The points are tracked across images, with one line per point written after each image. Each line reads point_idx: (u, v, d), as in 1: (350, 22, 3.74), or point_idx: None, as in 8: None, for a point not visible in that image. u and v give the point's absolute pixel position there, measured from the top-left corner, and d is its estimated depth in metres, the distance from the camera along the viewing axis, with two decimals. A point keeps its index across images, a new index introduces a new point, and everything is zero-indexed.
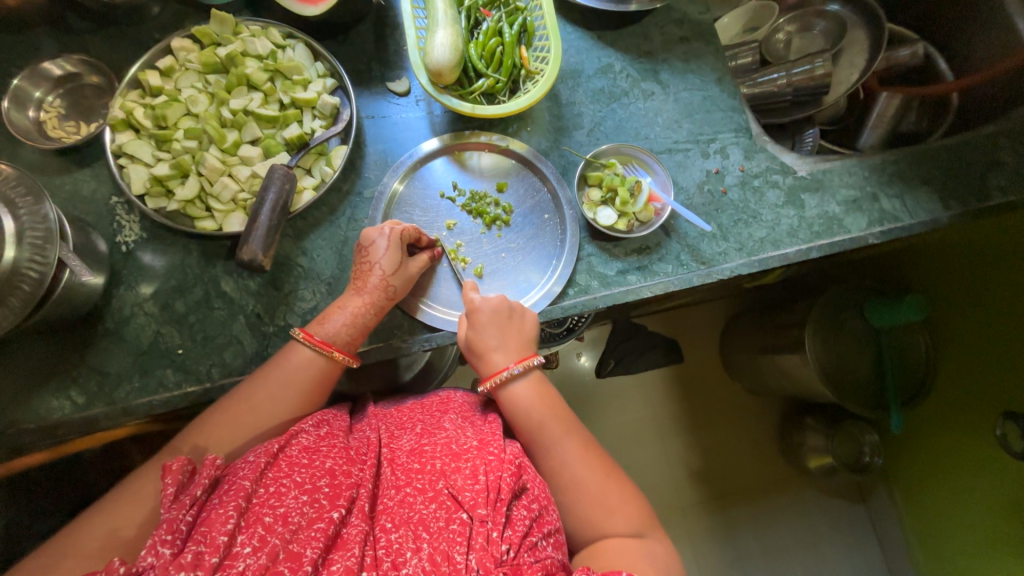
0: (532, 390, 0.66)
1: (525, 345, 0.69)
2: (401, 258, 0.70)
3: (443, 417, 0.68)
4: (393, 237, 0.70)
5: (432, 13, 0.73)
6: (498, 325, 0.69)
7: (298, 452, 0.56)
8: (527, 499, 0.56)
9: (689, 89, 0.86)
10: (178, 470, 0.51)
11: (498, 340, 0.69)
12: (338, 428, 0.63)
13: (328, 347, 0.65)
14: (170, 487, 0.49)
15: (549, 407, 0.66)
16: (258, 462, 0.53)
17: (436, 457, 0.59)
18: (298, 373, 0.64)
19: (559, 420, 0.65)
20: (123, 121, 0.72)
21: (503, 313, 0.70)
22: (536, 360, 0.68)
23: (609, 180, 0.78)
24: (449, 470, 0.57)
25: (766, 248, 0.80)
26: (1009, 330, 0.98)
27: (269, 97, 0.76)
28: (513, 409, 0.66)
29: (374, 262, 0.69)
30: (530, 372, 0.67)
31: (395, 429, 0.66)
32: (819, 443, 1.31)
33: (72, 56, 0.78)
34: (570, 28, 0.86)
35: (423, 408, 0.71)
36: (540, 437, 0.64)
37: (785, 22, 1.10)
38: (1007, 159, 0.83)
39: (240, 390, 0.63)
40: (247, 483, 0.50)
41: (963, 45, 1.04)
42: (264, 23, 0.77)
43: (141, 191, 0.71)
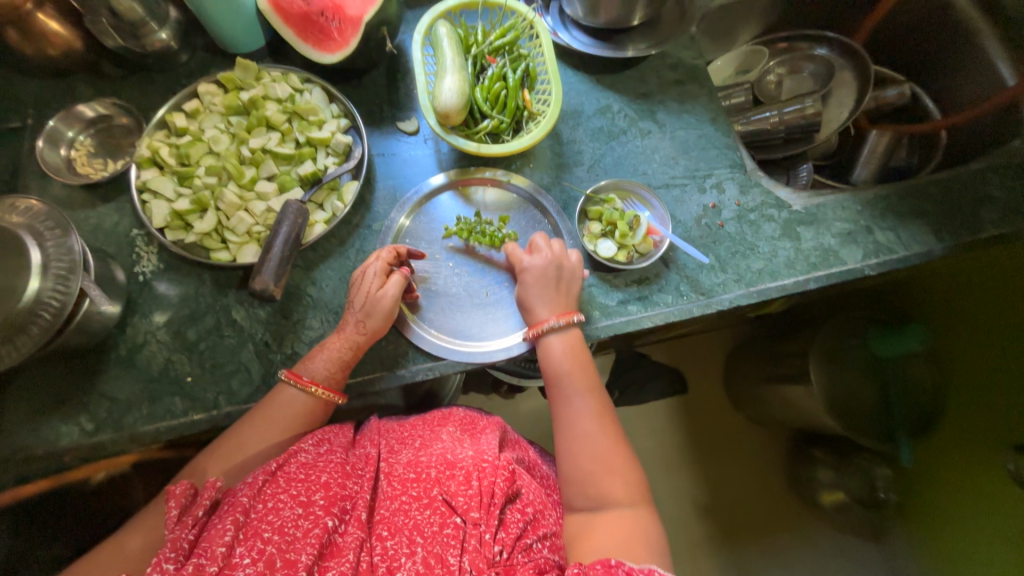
0: (568, 347, 0.70)
1: (568, 303, 0.72)
2: (371, 289, 0.70)
3: (442, 431, 0.68)
4: (365, 274, 0.71)
5: (441, 61, 0.78)
6: (545, 287, 0.72)
7: (296, 468, 0.56)
8: (521, 503, 0.57)
9: (685, 128, 0.90)
10: (181, 493, 0.53)
11: (544, 295, 0.71)
12: (338, 444, 0.63)
13: (308, 383, 0.66)
14: (173, 509, 0.51)
15: (580, 365, 0.68)
16: (256, 480, 0.54)
17: (431, 466, 0.58)
18: (288, 407, 0.65)
19: (586, 378, 0.68)
20: (149, 160, 0.77)
21: (548, 274, 0.73)
22: (577, 317, 0.71)
23: (609, 214, 0.80)
24: (443, 477, 0.57)
25: (764, 279, 0.81)
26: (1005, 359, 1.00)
27: (286, 137, 0.80)
28: (546, 357, 0.70)
29: (351, 300, 0.71)
30: (570, 327, 0.70)
31: (394, 444, 0.66)
32: (828, 477, 1.30)
33: (104, 99, 0.83)
34: (570, 72, 0.91)
35: (423, 423, 0.71)
36: (558, 386, 0.68)
37: (775, 64, 1.15)
38: (997, 194, 0.86)
39: (231, 429, 0.64)
40: (245, 499, 0.51)
41: (947, 89, 1.10)
42: (284, 69, 0.83)
43: (162, 225, 0.75)
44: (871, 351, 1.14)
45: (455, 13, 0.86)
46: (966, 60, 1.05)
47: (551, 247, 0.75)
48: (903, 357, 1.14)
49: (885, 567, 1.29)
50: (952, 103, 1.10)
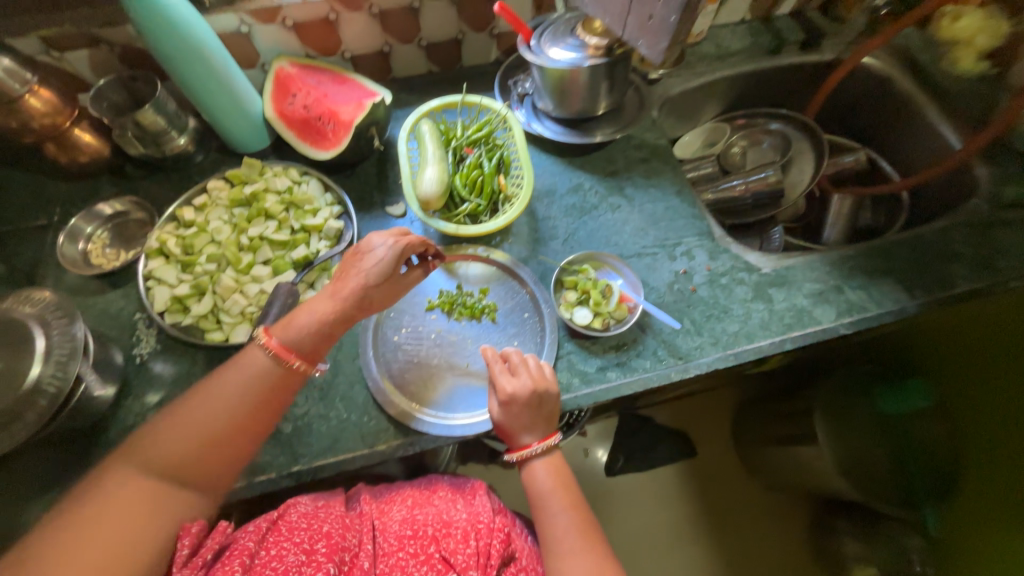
0: (550, 468, 0.73)
1: (551, 424, 0.74)
2: (385, 268, 0.72)
3: (433, 493, 0.78)
4: (382, 249, 0.73)
5: (423, 154, 0.87)
6: (527, 413, 0.72)
7: (297, 517, 0.67)
8: (513, 566, 0.70)
9: (652, 201, 0.96)
10: (195, 532, 0.60)
11: (529, 423, 0.73)
12: (334, 502, 0.73)
13: (288, 355, 0.67)
14: (184, 549, 0.59)
15: (562, 484, 0.72)
16: (260, 527, 0.65)
17: (428, 524, 0.70)
18: (261, 373, 0.66)
19: (568, 495, 0.71)
20: (156, 250, 0.84)
21: (532, 403, 0.72)
22: (558, 439, 0.74)
23: (583, 283, 0.85)
24: (439, 535, 0.69)
25: (740, 341, 0.83)
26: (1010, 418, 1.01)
27: (283, 224, 0.88)
28: (530, 479, 0.73)
29: (359, 266, 0.72)
30: (550, 451, 0.74)
31: (386, 503, 0.76)
32: (857, 550, 1.23)
33: (123, 197, 0.93)
34: (543, 156, 1.01)
35: (413, 484, 0.81)
36: (543, 508, 0.71)
37: (738, 137, 1.24)
38: (961, 251, 0.90)
39: (199, 390, 0.65)
40: (251, 545, 0.62)
41: (901, 154, 1.18)
42: (285, 165, 0.93)
43: (162, 309, 0.80)
44: (878, 410, 1.12)
45: (437, 112, 0.97)
46: (914, 128, 1.14)
47: (525, 360, 0.76)
48: (908, 413, 1.11)
49: None
50: (909, 166, 1.17)
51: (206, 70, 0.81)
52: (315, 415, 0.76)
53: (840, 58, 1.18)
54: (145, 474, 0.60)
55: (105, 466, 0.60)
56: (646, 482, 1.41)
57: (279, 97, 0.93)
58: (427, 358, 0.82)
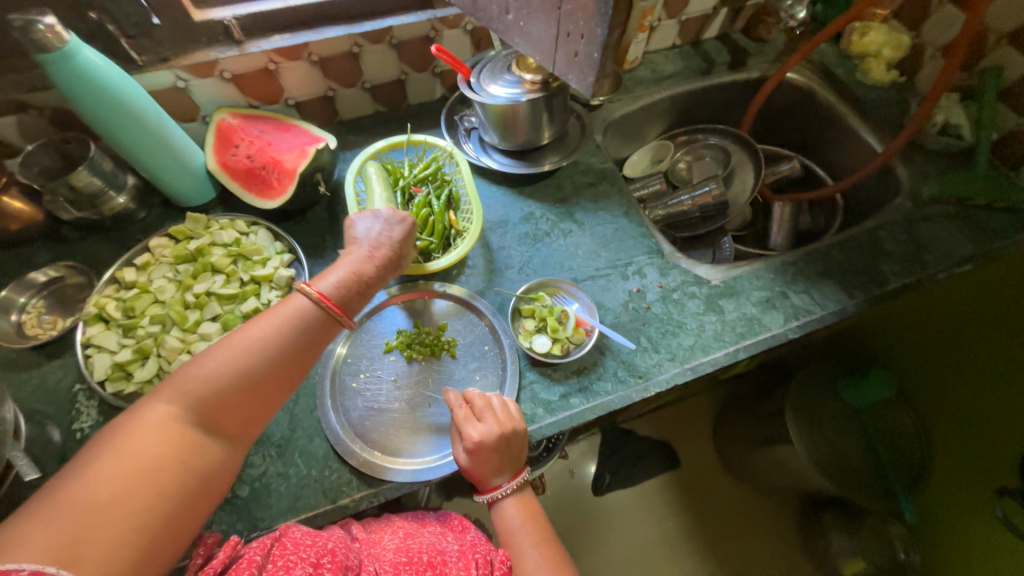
0: (518, 503, 0.74)
1: (519, 462, 0.75)
2: (405, 240, 0.77)
3: (423, 527, 0.78)
4: (399, 226, 0.77)
5: (370, 196, 0.87)
6: (495, 457, 0.72)
7: (299, 535, 0.63)
8: None
9: (601, 223, 0.99)
10: (210, 544, 0.61)
11: (498, 465, 0.72)
12: (331, 529, 0.70)
13: (329, 304, 0.65)
14: (200, 557, 0.59)
15: (530, 518, 0.74)
16: (264, 543, 0.60)
17: (423, 551, 0.69)
18: (298, 318, 0.63)
19: (537, 529, 0.73)
20: (95, 315, 0.80)
21: (501, 447, 0.72)
22: (525, 475, 0.75)
23: (539, 311, 0.86)
24: (437, 561, 0.68)
25: (696, 354, 0.85)
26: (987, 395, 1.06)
27: (231, 277, 0.86)
28: (498, 516, 0.74)
29: (381, 238, 0.75)
30: (520, 488, 0.75)
31: (380, 535, 0.75)
32: (845, 545, 1.26)
33: (60, 263, 0.89)
34: (494, 188, 1.03)
35: (404, 520, 0.80)
36: (513, 544, 0.72)
37: (681, 154, 1.31)
38: (891, 249, 0.96)
39: (233, 336, 0.60)
40: (258, 557, 0.58)
41: (831, 160, 1.26)
42: (232, 217, 0.91)
43: (102, 378, 0.76)
44: (844, 403, 1.17)
45: (384, 152, 0.98)
46: (839, 136, 1.22)
47: (485, 400, 0.75)
48: (875, 404, 1.16)
49: None
50: (839, 170, 1.25)
51: (142, 130, 0.80)
52: (274, 474, 0.73)
53: (766, 75, 1.26)
54: (186, 411, 0.54)
55: (134, 408, 0.54)
56: (632, 500, 1.40)
57: (221, 149, 0.91)
58: (387, 401, 0.80)
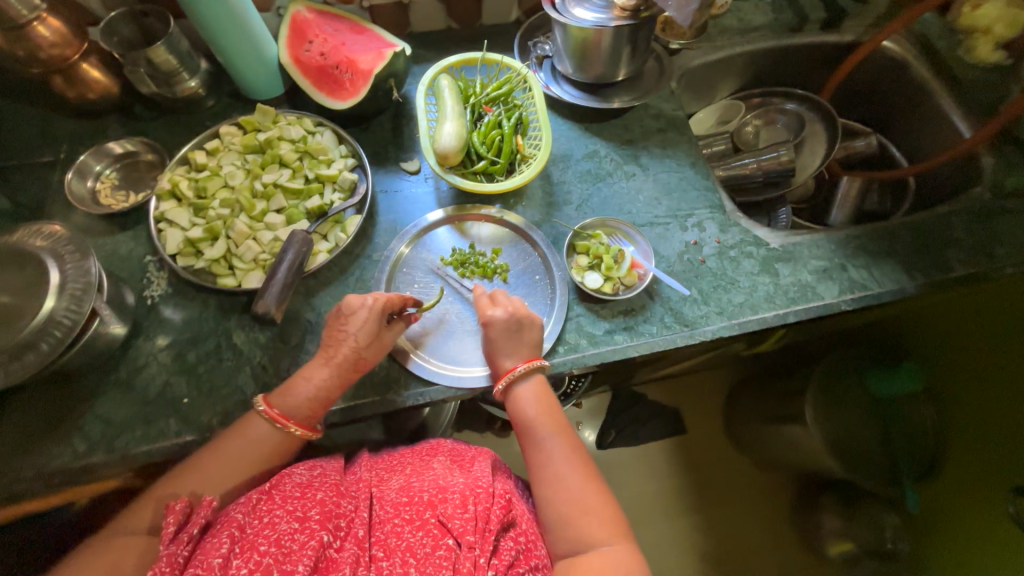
0: (535, 391, 0.73)
1: (533, 349, 0.75)
2: (375, 329, 0.72)
3: (432, 459, 0.70)
4: (373, 309, 0.72)
5: (441, 108, 0.86)
6: (506, 337, 0.74)
7: (291, 487, 0.58)
8: (514, 532, 0.60)
9: (666, 171, 0.97)
10: (179, 509, 0.55)
11: (509, 349, 0.74)
12: (331, 469, 0.65)
13: (286, 420, 0.67)
14: (171, 525, 0.53)
15: (547, 408, 0.72)
16: (252, 498, 0.56)
17: (424, 489, 0.61)
18: (254, 445, 0.65)
19: (554, 419, 0.71)
20: (169, 192, 0.83)
21: (511, 327, 0.74)
22: (541, 363, 0.74)
23: (595, 248, 0.85)
24: (436, 500, 0.59)
25: (745, 312, 0.85)
26: (1009, 404, 1.03)
27: (297, 173, 0.87)
28: (516, 406, 0.72)
29: (348, 331, 0.71)
30: (535, 373, 0.73)
31: (384, 471, 0.68)
32: (837, 525, 1.30)
33: (134, 138, 0.91)
34: (560, 120, 1.00)
35: (413, 452, 0.73)
36: (530, 434, 0.70)
37: (751, 117, 1.24)
38: (962, 237, 0.92)
39: (195, 460, 0.64)
40: (240, 516, 0.54)
41: (911, 141, 1.19)
42: (299, 114, 0.91)
43: (174, 252, 0.79)
44: (869, 393, 1.19)
45: (456, 68, 0.95)
46: (926, 116, 1.15)
47: (511, 300, 0.77)
48: (899, 397, 1.18)
49: None
50: (917, 152, 1.18)
51: (222, 8, 0.78)
52: None
53: (861, 39, 1.18)
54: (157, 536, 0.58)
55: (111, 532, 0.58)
56: (638, 455, 1.45)
57: (294, 42, 0.89)
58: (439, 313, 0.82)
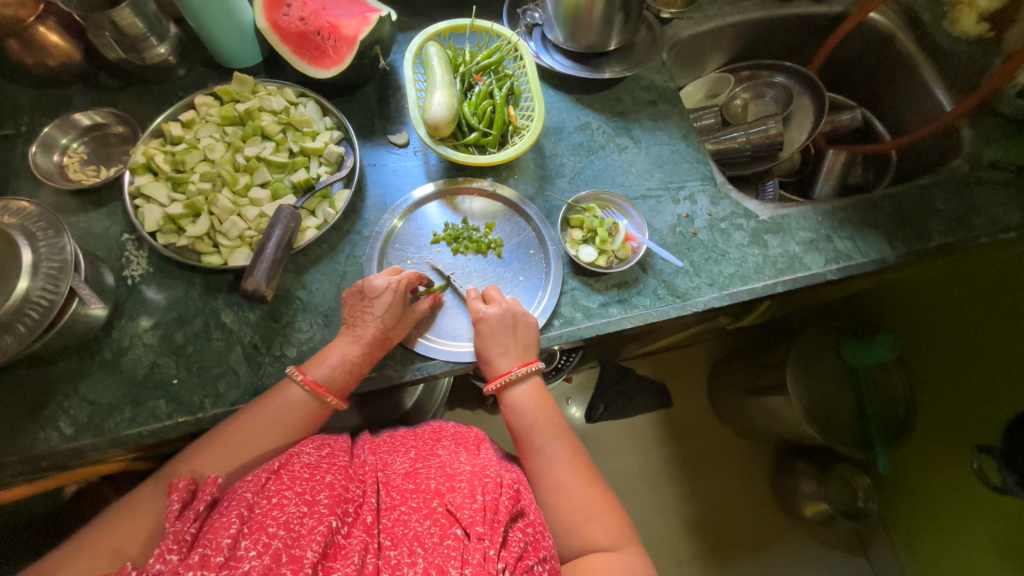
0: (531, 394, 0.73)
1: (528, 350, 0.75)
2: (401, 312, 0.73)
3: (437, 443, 0.70)
4: (397, 291, 0.73)
5: (430, 77, 0.83)
6: (500, 335, 0.73)
7: (300, 467, 0.58)
8: (523, 522, 0.57)
9: (658, 143, 0.96)
10: (184, 487, 0.54)
11: (502, 347, 0.73)
12: (338, 450, 0.65)
13: (321, 391, 0.68)
14: (175, 504, 0.53)
15: (544, 411, 0.71)
16: (260, 478, 0.55)
17: (431, 477, 0.60)
18: (289, 410, 0.66)
19: (551, 423, 0.71)
20: (143, 166, 0.79)
21: (506, 324, 0.74)
22: (535, 365, 0.73)
23: (589, 222, 0.85)
24: (443, 489, 0.59)
25: (736, 283, 0.86)
26: (977, 371, 1.08)
27: (280, 146, 0.83)
28: (512, 410, 0.72)
29: (374, 312, 0.72)
30: (530, 376, 0.73)
31: (390, 454, 0.68)
32: (812, 489, 1.35)
33: (102, 109, 0.85)
34: (552, 92, 0.98)
35: (416, 434, 0.73)
36: (528, 440, 0.70)
37: (740, 90, 1.24)
38: (942, 207, 0.94)
39: (232, 422, 0.65)
40: (249, 495, 0.53)
41: (895, 114, 1.21)
42: (279, 84, 0.87)
43: (154, 229, 0.76)
44: (846, 362, 1.23)
45: (444, 35, 0.92)
46: (909, 89, 1.16)
47: (504, 299, 0.77)
48: (873, 365, 1.23)
49: None
50: (900, 125, 1.20)
51: None
52: (321, 340, 0.76)
53: (849, 10, 1.17)
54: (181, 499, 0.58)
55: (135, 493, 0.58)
56: (627, 427, 1.49)
57: (271, 6, 0.84)
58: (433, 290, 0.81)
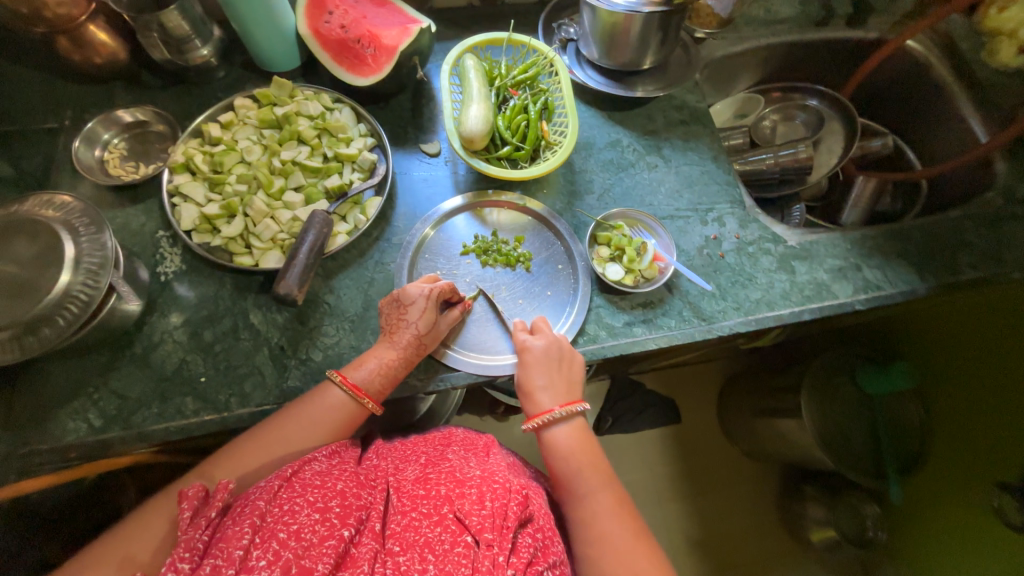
0: (573, 435, 0.71)
1: (572, 390, 0.74)
2: (434, 319, 0.73)
3: (447, 450, 0.70)
4: (429, 298, 0.73)
5: (467, 90, 0.83)
6: (544, 368, 0.74)
7: (311, 475, 0.58)
8: (533, 528, 0.57)
9: (688, 164, 0.96)
10: (193, 495, 0.55)
11: (546, 381, 0.73)
12: (349, 456, 0.65)
13: (360, 393, 0.69)
14: (187, 511, 0.53)
15: (587, 455, 0.70)
16: (272, 486, 0.56)
17: (441, 484, 0.60)
18: (330, 412, 0.67)
19: (595, 470, 0.68)
20: (182, 165, 0.80)
21: (551, 357, 0.75)
22: (581, 406, 0.72)
23: (617, 240, 0.84)
24: (454, 495, 0.58)
25: (762, 308, 0.85)
26: (1002, 409, 1.04)
27: (315, 151, 0.85)
28: (553, 451, 0.71)
29: (409, 320, 0.72)
30: (573, 417, 0.72)
31: (400, 461, 0.68)
32: (820, 514, 1.33)
33: (143, 107, 0.87)
34: (584, 107, 0.99)
35: (427, 441, 0.74)
36: (571, 486, 0.67)
37: (770, 111, 1.24)
38: (973, 241, 0.93)
39: (272, 421, 0.66)
40: (261, 503, 0.53)
41: (926, 143, 1.20)
42: (317, 89, 0.88)
43: (189, 227, 0.77)
44: (861, 389, 1.20)
45: (481, 48, 0.93)
46: (942, 119, 1.15)
47: (551, 331, 0.77)
48: (889, 395, 1.20)
49: None
50: (930, 154, 1.19)
51: None
52: (346, 346, 0.76)
53: (884, 37, 1.17)
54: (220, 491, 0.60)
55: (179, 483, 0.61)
56: (636, 443, 1.48)
57: (314, 14, 0.86)
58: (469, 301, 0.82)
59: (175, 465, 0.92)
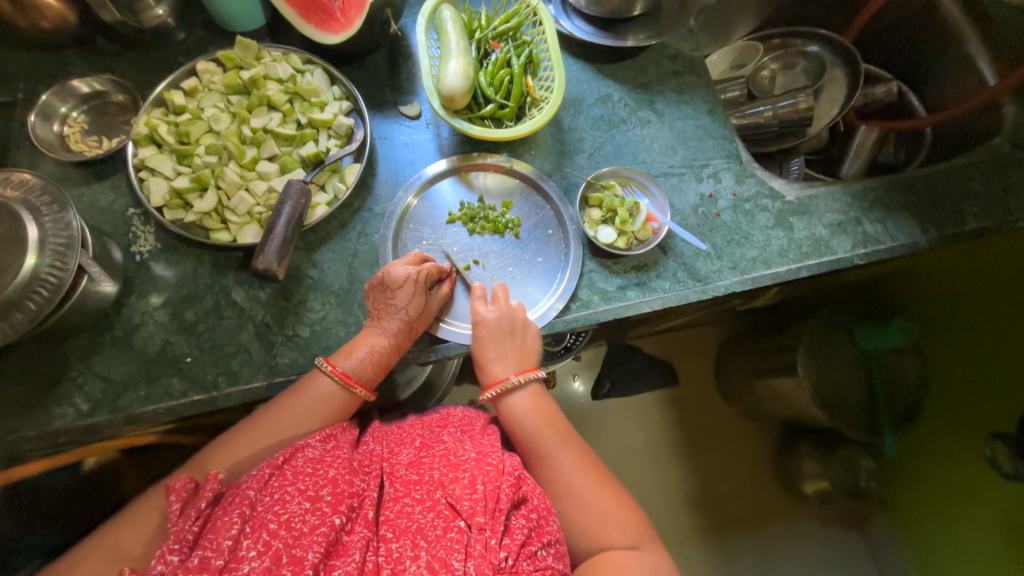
0: (529, 402, 0.70)
1: (525, 357, 0.74)
2: (423, 302, 0.72)
3: (442, 431, 0.69)
4: (418, 281, 0.71)
5: (445, 44, 0.78)
6: (498, 339, 0.73)
7: (303, 462, 0.57)
8: (527, 508, 0.56)
9: (683, 118, 0.91)
10: (181, 487, 0.54)
11: (498, 352, 0.73)
12: (345, 441, 0.63)
13: (351, 382, 0.68)
14: (175, 503, 0.52)
15: (545, 419, 0.69)
16: (263, 474, 0.55)
17: (434, 468, 0.59)
18: (322, 400, 0.66)
19: (554, 430, 0.68)
20: (146, 137, 0.76)
21: (505, 328, 0.74)
22: (535, 373, 0.72)
23: (609, 201, 0.82)
24: (446, 480, 0.57)
25: (758, 267, 0.83)
26: (996, 359, 1.04)
27: (287, 117, 0.80)
28: (511, 419, 0.70)
29: (396, 304, 0.70)
30: (529, 385, 0.72)
31: (394, 445, 0.67)
32: (814, 468, 1.37)
33: (100, 75, 0.82)
34: (572, 60, 0.93)
35: (422, 423, 0.73)
36: (535, 449, 0.67)
37: (769, 60, 1.18)
38: (979, 190, 0.89)
39: (263, 413, 0.65)
40: (251, 493, 0.52)
41: (933, 88, 1.15)
42: (285, 49, 0.82)
43: (160, 203, 0.74)
44: (859, 345, 1.21)
45: None
46: (951, 60, 1.09)
47: (509, 300, 0.76)
48: (886, 349, 1.22)
49: (865, 554, 1.39)
50: (937, 99, 1.14)
51: None
52: (334, 321, 0.75)
53: None
54: None
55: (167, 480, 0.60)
56: (634, 407, 1.49)
57: None
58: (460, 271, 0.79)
59: (171, 445, 0.92)
